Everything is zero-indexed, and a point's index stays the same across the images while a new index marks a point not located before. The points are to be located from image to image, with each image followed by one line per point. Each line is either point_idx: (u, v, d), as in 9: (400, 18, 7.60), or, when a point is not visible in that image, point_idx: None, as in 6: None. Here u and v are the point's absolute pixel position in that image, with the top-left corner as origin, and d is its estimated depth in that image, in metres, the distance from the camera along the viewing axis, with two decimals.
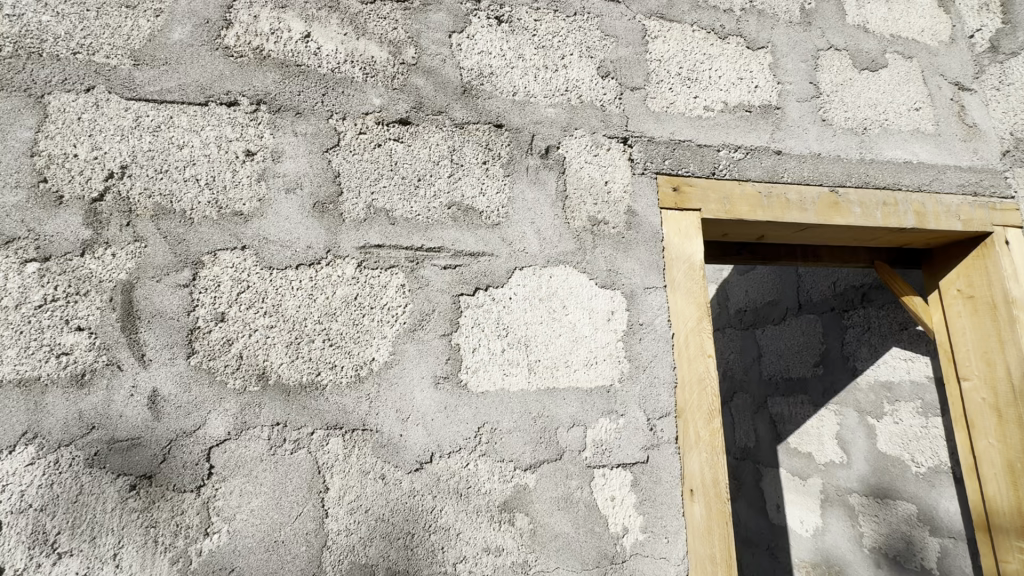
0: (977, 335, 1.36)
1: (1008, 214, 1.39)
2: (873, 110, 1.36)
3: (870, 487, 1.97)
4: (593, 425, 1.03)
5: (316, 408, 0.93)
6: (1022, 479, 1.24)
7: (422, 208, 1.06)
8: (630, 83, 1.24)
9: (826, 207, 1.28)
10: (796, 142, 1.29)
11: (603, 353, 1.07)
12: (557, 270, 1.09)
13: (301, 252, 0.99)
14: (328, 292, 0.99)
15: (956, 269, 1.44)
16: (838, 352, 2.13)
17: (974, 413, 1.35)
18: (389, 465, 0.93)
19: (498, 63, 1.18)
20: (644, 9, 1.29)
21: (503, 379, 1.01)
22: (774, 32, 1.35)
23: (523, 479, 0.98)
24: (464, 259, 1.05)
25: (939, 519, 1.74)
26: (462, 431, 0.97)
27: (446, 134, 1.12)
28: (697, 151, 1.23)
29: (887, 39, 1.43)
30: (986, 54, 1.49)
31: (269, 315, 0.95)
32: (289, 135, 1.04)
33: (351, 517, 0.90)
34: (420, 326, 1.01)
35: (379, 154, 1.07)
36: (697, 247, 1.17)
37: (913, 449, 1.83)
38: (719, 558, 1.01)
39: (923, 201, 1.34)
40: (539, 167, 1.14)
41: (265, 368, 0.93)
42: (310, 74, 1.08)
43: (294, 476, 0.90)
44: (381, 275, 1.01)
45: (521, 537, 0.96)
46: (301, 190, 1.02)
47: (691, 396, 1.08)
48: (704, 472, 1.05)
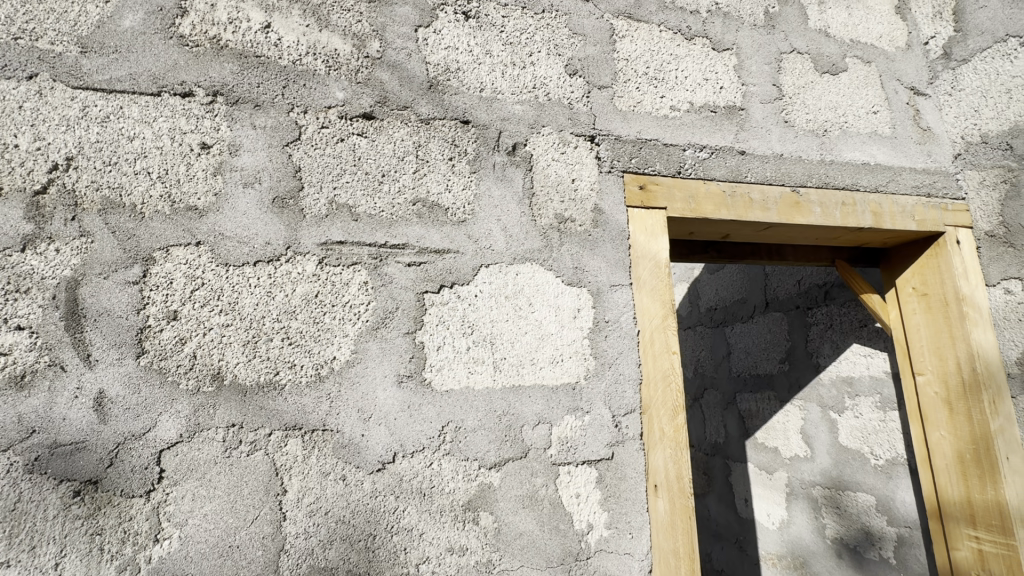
0: (931, 331, 1.41)
1: (959, 214, 1.44)
2: (833, 113, 1.40)
3: (832, 479, 2.03)
4: (558, 422, 1.03)
5: (275, 408, 0.91)
6: (971, 470, 1.30)
7: (386, 204, 1.05)
8: (598, 82, 1.24)
9: (788, 206, 1.31)
10: (759, 142, 1.32)
11: (569, 351, 1.07)
12: (523, 267, 1.09)
13: (259, 248, 0.96)
14: (287, 290, 0.96)
15: (911, 268, 1.49)
16: (803, 349, 2.19)
17: (927, 405, 1.40)
18: (350, 466, 0.92)
19: (465, 59, 1.17)
20: (612, 8, 1.30)
21: (468, 377, 1.01)
22: (739, 35, 1.38)
23: (487, 478, 0.97)
24: (429, 256, 1.04)
25: (896, 510, 1.80)
26: (426, 431, 0.96)
27: (412, 129, 1.10)
28: (663, 150, 1.24)
29: (847, 44, 1.47)
30: (940, 60, 1.54)
31: (225, 313, 0.92)
32: (247, 128, 1.01)
33: (310, 520, 0.88)
34: (383, 325, 0.99)
35: (342, 149, 1.05)
36: (663, 246, 1.18)
37: (872, 443, 1.88)
38: (683, 552, 1.02)
39: (879, 201, 1.38)
40: (505, 164, 1.13)
41: (220, 368, 0.91)
42: (270, 66, 1.05)
43: (250, 479, 0.88)
44: (343, 272, 0.99)
45: (485, 537, 0.95)
46: (260, 185, 0.99)
47: (655, 392, 1.09)
48: (669, 468, 1.06)
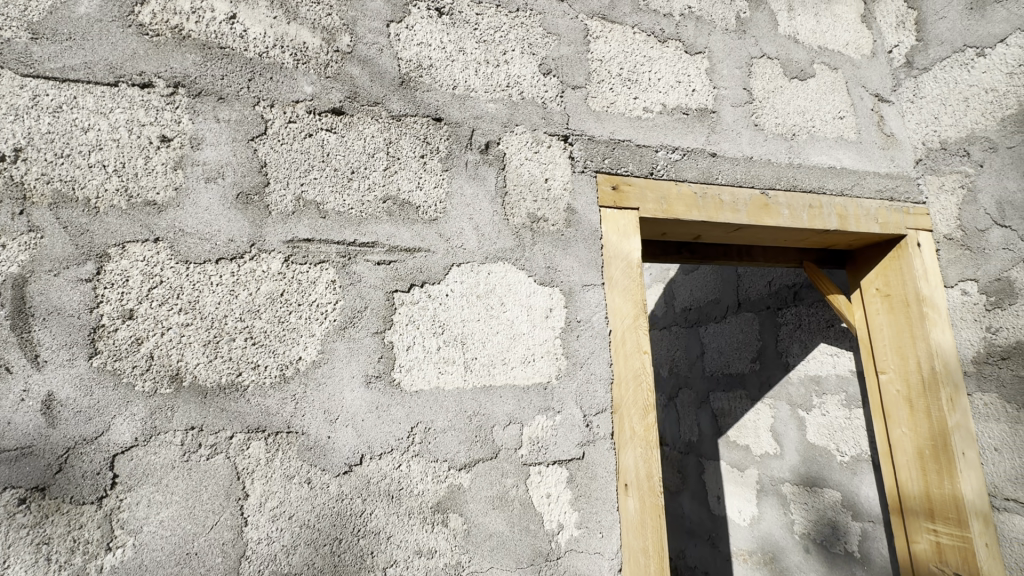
0: (893, 330, 1.46)
1: (920, 218, 1.49)
2: (801, 117, 1.43)
3: (801, 476, 2.07)
4: (529, 422, 1.02)
5: (237, 409, 0.88)
6: (930, 465, 1.34)
7: (355, 201, 1.03)
8: (572, 82, 1.24)
9: (757, 208, 1.33)
10: (730, 145, 1.34)
11: (541, 350, 1.07)
12: (495, 267, 1.08)
13: (221, 245, 0.94)
14: (250, 288, 0.93)
15: (874, 269, 1.53)
16: (773, 348, 2.23)
17: (890, 403, 1.44)
18: (316, 469, 0.90)
19: (437, 56, 1.16)
20: (587, 9, 1.30)
21: (439, 378, 0.99)
22: (711, 39, 1.40)
23: (457, 479, 0.96)
24: (399, 255, 1.03)
25: (860, 505, 1.84)
26: (395, 432, 0.95)
27: (382, 126, 1.08)
28: (636, 151, 1.25)
29: (815, 51, 1.50)
30: (903, 68, 1.59)
31: (185, 312, 0.89)
32: (210, 121, 0.98)
33: (273, 525, 0.86)
34: (351, 324, 0.97)
35: (309, 144, 1.02)
36: (635, 246, 1.19)
37: (838, 440, 1.93)
38: (652, 550, 1.03)
39: (845, 205, 1.42)
40: (478, 163, 1.12)
41: (179, 369, 0.87)
42: (236, 58, 1.02)
43: (210, 484, 0.85)
44: (310, 270, 0.97)
45: (455, 538, 0.94)
46: (223, 180, 0.96)
47: (625, 392, 1.09)
48: (639, 467, 1.06)
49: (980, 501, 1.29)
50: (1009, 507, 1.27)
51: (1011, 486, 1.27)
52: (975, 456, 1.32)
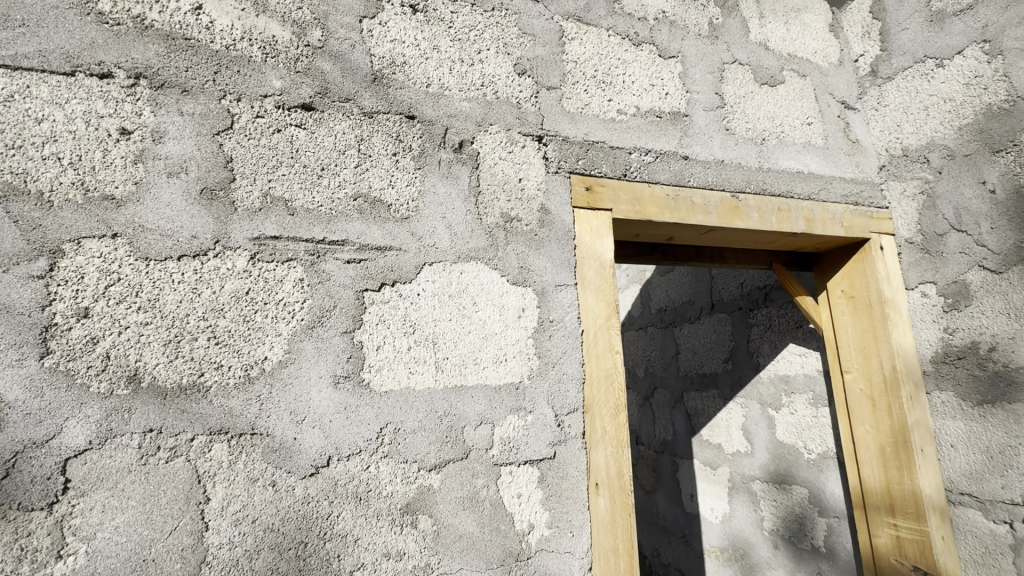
0: (857, 331, 1.50)
1: (882, 222, 1.54)
2: (771, 122, 1.46)
3: (770, 473, 2.12)
4: (500, 422, 1.02)
5: (198, 411, 0.86)
6: (891, 461, 1.38)
7: (325, 198, 1.01)
8: (546, 82, 1.25)
9: (728, 211, 1.35)
10: (701, 148, 1.36)
11: (513, 351, 1.06)
12: (468, 267, 1.07)
13: (184, 242, 0.91)
14: (214, 286, 0.91)
15: (840, 272, 1.57)
16: (744, 348, 2.28)
17: (854, 401, 1.49)
18: (281, 471, 0.88)
19: (411, 53, 1.14)
20: (562, 10, 1.31)
21: (409, 378, 0.98)
22: (684, 43, 1.42)
23: (427, 480, 0.95)
24: (370, 253, 1.01)
25: (826, 501, 1.89)
26: (363, 433, 0.93)
27: (354, 123, 1.07)
28: (609, 153, 1.26)
29: (785, 58, 1.54)
30: (868, 77, 1.63)
31: (144, 311, 0.87)
32: (174, 114, 0.95)
33: (235, 529, 0.84)
34: (320, 323, 0.95)
35: (278, 139, 1.00)
36: (608, 246, 1.20)
37: (805, 438, 1.97)
38: (622, 549, 1.03)
39: (812, 209, 1.45)
40: (451, 162, 1.12)
41: (137, 370, 0.85)
42: (201, 49, 0.99)
43: (169, 488, 0.82)
44: (277, 268, 0.95)
45: (424, 540, 0.93)
46: (187, 175, 0.94)
47: (597, 392, 1.10)
48: (610, 466, 1.07)
49: (938, 496, 1.34)
50: (964, 501, 1.32)
51: (966, 481, 1.32)
52: (934, 452, 1.37)
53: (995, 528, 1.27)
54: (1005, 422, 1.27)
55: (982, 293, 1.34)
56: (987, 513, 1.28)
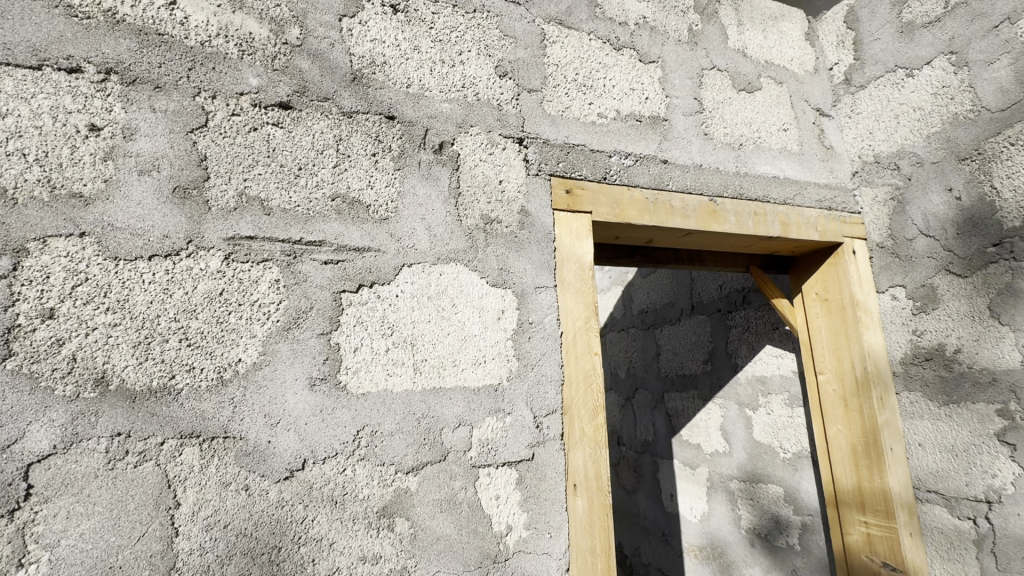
0: (830, 333, 1.54)
1: (855, 227, 1.58)
2: (748, 128, 1.49)
3: (748, 472, 2.15)
4: (479, 424, 1.02)
5: (168, 414, 0.84)
6: (862, 460, 1.42)
7: (302, 198, 1.00)
8: (527, 85, 1.25)
9: (706, 214, 1.37)
10: (680, 152, 1.38)
11: (492, 352, 1.06)
12: (447, 268, 1.07)
13: (155, 242, 0.89)
14: (186, 287, 0.89)
15: (814, 275, 1.61)
16: (723, 350, 2.31)
17: (827, 402, 1.52)
18: (255, 475, 0.86)
19: (392, 53, 1.14)
20: (544, 13, 1.31)
21: (386, 380, 0.98)
22: (664, 49, 1.43)
23: (404, 483, 0.95)
24: (348, 254, 1.00)
25: (801, 499, 1.93)
26: (340, 436, 0.92)
27: (333, 122, 1.06)
28: (589, 156, 1.27)
29: (762, 65, 1.57)
30: (842, 85, 1.67)
31: (113, 312, 0.85)
32: (146, 110, 0.93)
33: (207, 534, 0.82)
34: (295, 325, 0.94)
35: (254, 138, 0.99)
36: (587, 248, 1.21)
37: (781, 438, 2.01)
38: (600, 549, 1.04)
39: (787, 213, 1.48)
40: (432, 163, 1.11)
41: (105, 372, 0.82)
42: (175, 45, 0.97)
43: (137, 493, 0.80)
44: (252, 268, 0.94)
45: (401, 543, 0.92)
46: (158, 173, 0.92)
47: (576, 393, 1.11)
48: (588, 467, 1.08)
49: (906, 494, 1.37)
50: (931, 498, 1.36)
51: (933, 478, 1.36)
52: (902, 451, 1.41)
53: (960, 524, 1.31)
54: (969, 422, 1.31)
55: (948, 297, 1.39)
56: (953, 510, 1.32)
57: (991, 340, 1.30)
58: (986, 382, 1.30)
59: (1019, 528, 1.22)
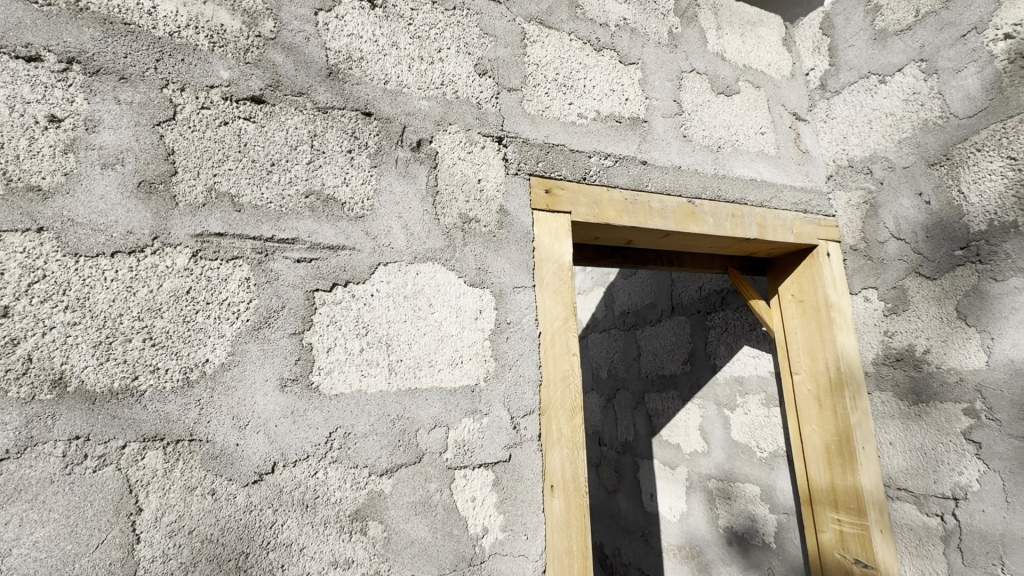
0: (805, 334, 1.57)
1: (829, 230, 1.60)
2: (726, 131, 1.50)
3: (726, 472, 2.17)
4: (455, 425, 1.01)
5: (130, 416, 0.81)
6: (835, 459, 1.45)
7: (275, 195, 0.98)
8: (507, 84, 1.25)
9: (684, 216, 1.38)
10: (660, 154, 1.39)
11: (469, 353, 1.05)
12: (424, 267, 1.06)
13: (118, 238, 0.86)
14: (151, 285, 0.86)
15: (790, 277, 1.63)
16: (702, 350, 2.33)
17: (802, 402, 1.55)
18: (222, 479, 0.84)
19: (369, 49, 1.12)
20: (524, 12, 1.31)
21: (361, 381, 0.96)
22: (644, 51, 1.44)
23: (378, 485, 0.93)
24: (321, 252, 0.98)
25: (776, 498, 1.95)
26: (311, 438, 0.90)
27: (307, 118, 1.04)
28: (569, 156, 1.27)
29: (741, 69, 1.59)
30: (818, 90, 1.71)
31: (72, 310, 0.81)
32: (110, 102, 0.90)
33: (170, 541, 0.80)
34: (266, 325, 0.92)
35: (224, 133, 0.96)
36: (567, 248, 1.20)
37: (758, 437, 2.03)
38: (577, 551, 1.03)
39: (764, 215, 1.50)
40: (409, 160, 1.10)
41: (63, 373, 0.79)
42: (142, 36, 0.94)
43: (96, 499, 0.77)
44: (221, 266, 0.91)
45: (374, 547, 0.91)
46: (122, 167, 0.88)
47: (554, 393, 1.10)
48: (565, 468, 1.07)
49: (877, 491, 1.40)
50: (901, 496, 1.39)
51: (903, 476, 1.39)
52: (873, 450, 1.44)
53: (928, 521, 1.34)
54: (937, 421, 1.34)
55: (918, 298, 1.42)
56: (921, 507, 1.35)
57: (958, 341, 1.32)
58: (954, 382, 1.32)
59: (984, 525, 1.24)
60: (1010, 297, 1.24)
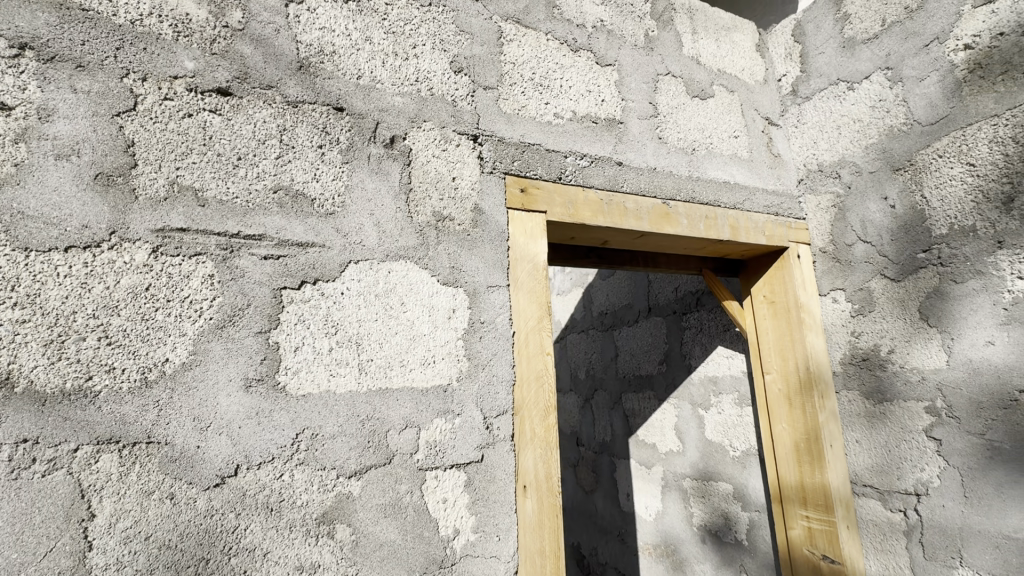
0: (776, 334, 1.60)
1: (800, 232, 1.64)
2: (701, 134, 1.52)
3: (700, 471, 2.20)
4: (426, 425, 0.99)
5: (82, 418, 0.78)
6: (804, 457, 1.48)
7: (241, 190, 0.95)
8: (483, 82, 1.24)
9: (659, 217, 1.39)
10: (635, 155, 1.40)
11: (441, 352, 1.04)
12: (396, 266, 1.04)
13: (73, 232, 0.82)
14: (108, 282, 0.83)
15: (762, 278, 1.67)
16: (677, 351, 2.36)
17: (773, 401, 1.58)
18: (181, 483, 0.81)
19: (342, 43, 1.10)
20: (501, 11, 1.30)
21: (329, 381, 0.94)
22: (620, 52, 1.45)
23: (346, 488, 0.91)
24: (290, 249, 0.96)
25: (748, 496, 1.98)
26: (277, 439, 0.88)
27: (276, 112, 1.01)
28: (545, 155, 1.27)
29: (715, 73, 1.61)
30: (790, 96, 1.75)
31: (22, 307, 0.78)
32: (65, 91, 0.86)
33: (125, 547, 0.77)
34: (230, 323, 0.89)
35: (188, 125, 0.93)
36: (541, 248, 1.20)
37: (731, 436, 2.06)
38: (549, 551, 1.03)
39: (737, 217, 1.52)
40: (382, 157, 1.08)
41: (10, 373, 0.75)
42: (101, 22, 0.91)
43: (45, 505, 0.74)
44: (183, 262, 0.88)
45: (341, 550, 0.89)
46: (78, 158, 0.85)
47: (528, 393, 1.10)
48: (539, 469, 1.07)
49: (844, 489, 1.44)
50: (866, 492, 1.43)
51: (869, 473, 1.43)
52: (840, 448, 1.47)
53: (892, 516, 1.37)
54: (901, 419, 1.38)
55: (883, 300, 1.45)
56: (886, 502, 1.39)
57: (920, 341, 1.36)
58: (916, 381, 1.36)
59: (944, 520, 1.28)
60: (969, 299, 1.29)
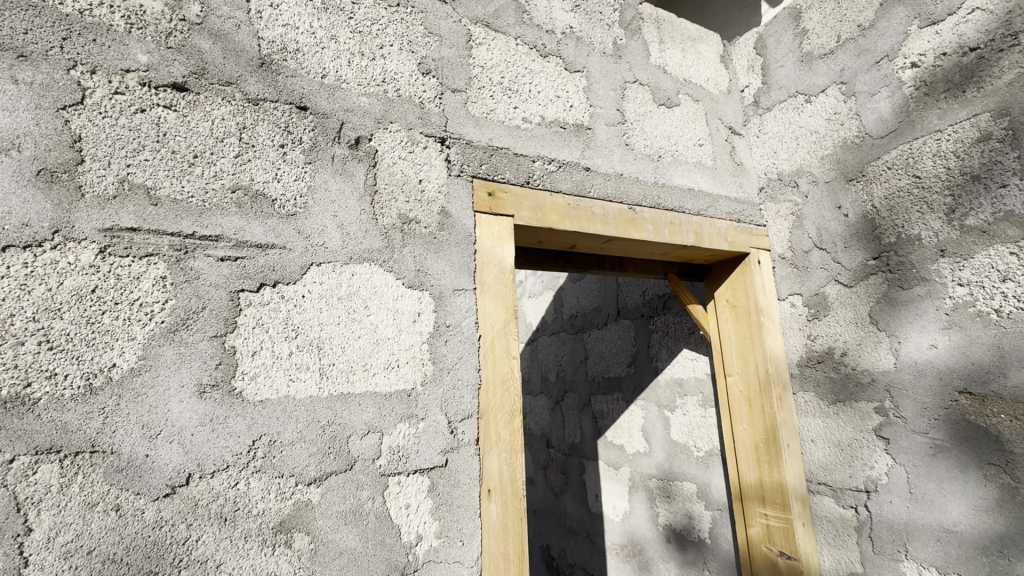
0: (738, 337, 1.65)
1: (760, 239, 1.69)
2: (666, 141, 1.56)
3: (666, 471, 2.24)
4: (390, 430, 0.98)
5: (20, 427, 0.74)
6: (763, 456, 1.52)
7: (197, 189, 0.92)
8: (451, 84, 1.23)
9: (625, 222, 1.41)
10: (602, 161, 1.42)
11: (406, 356, 1.03)
12: (360, 268, 1.03)
13: (11, 231, 0.78)
14: (49, 283, 0.79)
15: (725, 283, 1.71)
16: (645, 353, 2.40)
17: (734, 402, 1.62)
18: (128, 493, 0.78)
19: (306, 40, 1.08)
20: (470, 14, 1.30)
21: (289, 386, 0.92)
22: (589, 59, 1.47)
23: (306, 495, 0.89)
24: (248, 251, 0.93)
25: (711, 495, 2.03)
26: (231, 447, 0.85)
27: (236, 109, 0.98)
28: (513, 159, 1.27)
29: (681, 82, 1.65)
30: (752, 107, 1.80)
31: None
32: (5, 82, 0.82)
33: (65, 563, 0.73)
34: (183, 327, 0.86)
35: (141, 121, 0.90)
36: (508, 251, 1.20)
37: (695, 437, 2.11)
38: (513, 554, 1.03)
39: (700, 223, 1.56)
40: (346, 158, 1.07)
41: None
42: (46, 11, 0.86)
43: None
44: (133, 263, 0.85)
45: (299, 560, 0.87)
46: (19, 153, 0.81)
47: (493, 396, 1.10)
48: (503, 472, 1.06)
49: (800, 487, 1.49)
50: (821, 490, 1.48)
51: (823, 471, 1.48)
52: (797, 447, 1.52)
53: (845, 513, 1.43)
54: (853, 419, 1.44)
55: (837, 305, 1.52)
56: (838, 499, 1.44)
57: (871, 344, 1.43)
58: (866, 382, 1.42)
59: (891, 515, 1.34)
60: (914, 304, 1.35)
